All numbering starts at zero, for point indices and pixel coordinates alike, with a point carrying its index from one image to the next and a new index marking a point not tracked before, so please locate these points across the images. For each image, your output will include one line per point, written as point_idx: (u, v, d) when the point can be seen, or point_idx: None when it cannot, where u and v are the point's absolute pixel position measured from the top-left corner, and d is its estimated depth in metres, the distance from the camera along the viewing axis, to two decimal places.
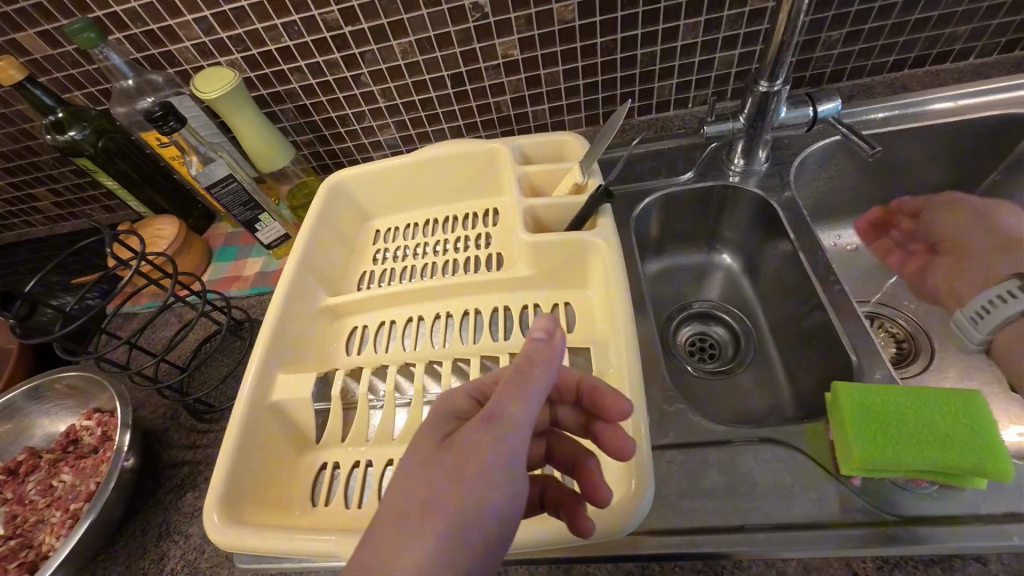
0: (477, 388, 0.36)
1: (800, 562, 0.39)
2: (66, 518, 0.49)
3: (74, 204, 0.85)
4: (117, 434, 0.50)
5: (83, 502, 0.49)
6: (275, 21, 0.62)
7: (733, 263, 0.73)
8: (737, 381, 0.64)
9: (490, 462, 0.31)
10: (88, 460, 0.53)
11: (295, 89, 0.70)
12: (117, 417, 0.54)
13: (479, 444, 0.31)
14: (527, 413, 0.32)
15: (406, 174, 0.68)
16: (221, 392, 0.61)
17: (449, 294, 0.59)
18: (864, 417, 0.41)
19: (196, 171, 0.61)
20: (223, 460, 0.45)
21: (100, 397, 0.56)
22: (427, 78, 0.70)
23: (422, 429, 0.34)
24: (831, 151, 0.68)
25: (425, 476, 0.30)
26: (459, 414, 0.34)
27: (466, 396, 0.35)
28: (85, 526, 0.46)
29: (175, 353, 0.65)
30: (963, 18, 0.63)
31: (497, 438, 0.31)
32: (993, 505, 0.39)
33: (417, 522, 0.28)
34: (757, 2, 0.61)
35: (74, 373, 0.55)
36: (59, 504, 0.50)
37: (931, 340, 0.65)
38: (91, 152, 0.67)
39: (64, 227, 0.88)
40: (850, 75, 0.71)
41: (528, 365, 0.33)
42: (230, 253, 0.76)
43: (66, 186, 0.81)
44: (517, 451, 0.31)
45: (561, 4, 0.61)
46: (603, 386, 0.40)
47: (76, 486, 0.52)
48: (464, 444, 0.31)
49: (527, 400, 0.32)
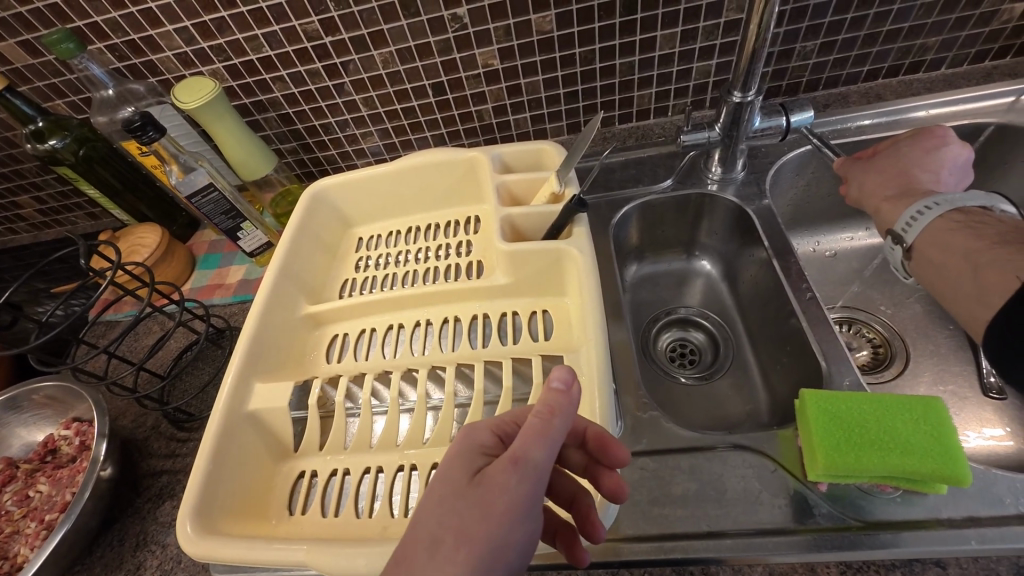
0: (498, 423, 0.36)
1: (765, 567, 0.39)
2: (41, 529, 0.49)
3: (58, 212, 0.85)
4: (94, 444, 0.50)
5: (58, 514, 0.49)
6: (256, 31, 0.62)
7: (713, 269, 0.73)
8: (715, 387, 0.65)
9: (516, 506, 0.31)
10: (65, 470, 0.53)
11: (278, 98, 0.71)
12: (94, 426, 0.54)
13: (504, 488, 0.31)
14: (550, 458, 0.33)
15: (388, 183, 0.68)
16: (201, 401, 0.61)
17: (428, 302, 0.60)
18: (828, 422, 0.42)
19: (177, 180, 0.61)
20: (198, 472, 0.45)
21: (79, 406, 0.56)
22: (408, 87, 0.70)
23: (448, 462, 0.34)
24: (806, 159, 0.69)
25: (454, 514, 0.31)
26: (483, 450, 0.35)
27: (488, 431, 0.35)
28: (59, 536, 0.46)
29: (155, 362, 0.65)
30: (934, 30, 0.65)
31: (521, 482, 0.32)
32: (954, 510, 0.40)
33: (447, 555, 0.30)
34: (732, 13, 0.62)
35: (52, 384, 0.55)
36: (35, 515, 0.50)
37: (906, 346, 0.65)
38: (72, 161, 0.67)
39: (48, 235, 0.88)
40: (825, 85, 0.72)
41: (550, 413, 0.33)
42: (213, 261, 0.76)
43: (49, 194, 0.81)
44: (539, 493, 0.32)
45: (538, 16, 0.62)
46: (610, 435, 0.39)
47: (53, 497, 0.52)
48: (488, 487, 0.31)
49: (548, 449, 0.32)
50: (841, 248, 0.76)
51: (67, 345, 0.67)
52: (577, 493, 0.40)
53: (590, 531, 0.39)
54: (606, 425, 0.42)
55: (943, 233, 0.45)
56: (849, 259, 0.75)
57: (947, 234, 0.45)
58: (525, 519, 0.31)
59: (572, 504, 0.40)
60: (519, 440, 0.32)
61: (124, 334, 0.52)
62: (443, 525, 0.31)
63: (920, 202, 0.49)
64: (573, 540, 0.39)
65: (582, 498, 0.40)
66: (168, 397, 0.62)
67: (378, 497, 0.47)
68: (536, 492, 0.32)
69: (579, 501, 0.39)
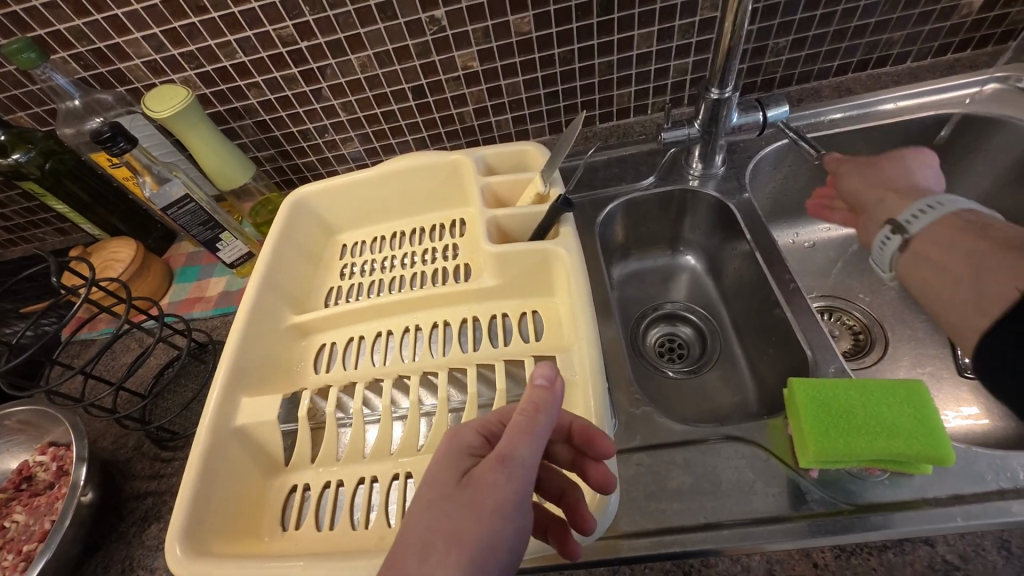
0: (484, 423, 0.36)
1: (763, 556, 0.40)
2: (19, 561, 0.47)
3: (24, 229, 0.82)
4: (72, 469, 0.48)
5: (37, 545, 0.47)
6: (228, 37, 0.61)
7: (697, 264, 0.74)
8: (704, 380, 0.66)
9: (506, 504, 0.31)
10: (43, 497, 0.51)
11: (253, 105, 0.69)
12: (72, 450, 0.52)
13: (493, 486, 0.31)
14: (536, 455, 0.33)
15: (370, 188, 0.67)
16: (185, 418, 0.59)
17: (417, 307, 0.59)
18: (816, 409, 0.43)
19: (151, 192, 0.60)
20: (186, 492, 0.44)
21: (55, 431, 0.54)
22: (387, 91, 0.70)
23: (436, 466, 0.34)
24: (783, 153, 0.70)
25: (443, 517, 0.31)
26: (471, 451, 0.35)
27: (474, 432, 0.35)
28: (39, 567, 0.44)
29: (134, 380, 0.63)
30: (899, 25, 0.67)
31: (509, 480, 0.32)
32: (939, 489, 0.41)
33: (439, 558, 0.29)
34: (707, 12, 0.63)
35: (25, 408, 0.53)
36: (12, 546, 0.48)
37: (885, 332, 0.67)
38: (37, 175, 0.64)
39: (13, 253, 0.84)
40: (798, 80, 0.74)
41: (535, 410, 0.33)
42: (192, 274, 0.74)
43: (13, 210, 0.78)
44: (528, 491, 0.32)
45: (517, 17, 0.62)
46: (595, 428, 0.39)
47: (31, 527, 0.50)
48: (478, 485, 0.31)
49: (535, 445, 0.33)
50: (818, 239, 0.77)
51: (40, 367, 0.65)
52: (566, 488, 0.40)
53: (580, 523, 0.38)
54: (602, 423, 0.42)
55: (947, 229, 0.50)
56: (827, 249, 0.77)
57: (948, 232, 0.50)
58: (515, 518, 0.31)
59: (561, 497, 0.40)
60: (504, 440, 0.33)
61: (100, 354, 0.50)
62: (434, 530, 0.30)
63: (925, 202, 0.54)
64: (565, 535, 0.38)
65: (571, 492, 0.40)
66: (149, 416, 0.60)
67: (373, 507, 0.46)
68: (526, 489, 0.32)
69: (569, 494, 0.40)
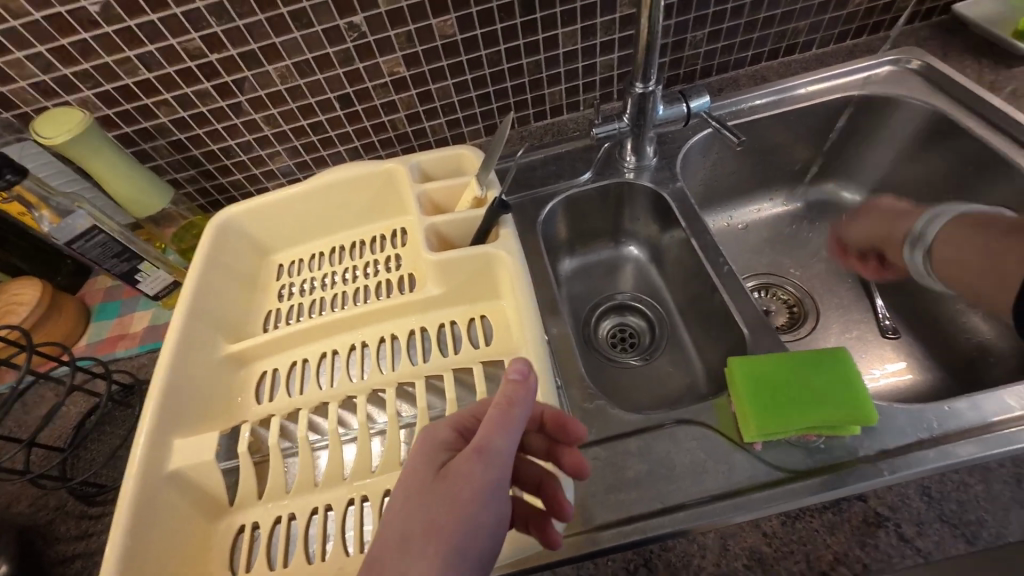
0: (459, 419, 0.37)
1: (717, 533, 0.41)
2: None
3: None
4: None
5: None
6: (127, 53, 0.57)
7: (640, 254, 0.76)
8: (656, 366, 0.67)
9: (482, 491, 0.33)
10: None
11: (165, 124, 0.64)
12: None
13: (469, 477, 0.33)
14: (512, 445, 0.34)
15: (303, 204, 0.65)
16: (112, 469, 0.55)
17: (362, 324, 0.57)
18: (755, 386, 0.45)
19: (51, 226, 0.55)
20: (113, 549, 0.40)
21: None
22: (312, 101, 0.67)
23: (414, 461, 0.35)
24: (709, 141, 0.73)
25: (425, 508, 0.32)
26: (448, 445, 0.36)
27: (450, 428, 0.37)
28: None
29: (51, 434, 0.58)
30: (801, 15, 0.71)
31: (485, 469, 0.33)
32: (869, 447, 0.44)
33: (419, 549, 0.31)
34: (625, 8, 0.65)
35: None
36: None
37: (816, 303, 0.72)
38: None
39: None
40: (717, 71, 0.77)
41: (509, 404, 0.34)
42: (112, 310, 0.68)
43: None
44: (504, 478, 0.34)
45: (439, 20, 0.61)
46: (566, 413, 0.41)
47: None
48: (456, 477, 0.33)
49: (510, 436, 0.34)
50: (751, 221, 0.81)
51: None
52: (544, 476, 0.41)
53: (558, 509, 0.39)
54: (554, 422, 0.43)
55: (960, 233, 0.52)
56: (759, 229, 0.81)
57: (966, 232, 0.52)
58: (492, 501, 0.33)
59: (539, 488, 0.41)
60: (480, 432, 0.34)
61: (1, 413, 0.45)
62: (415, 522, 0.32)
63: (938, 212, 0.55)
64: (544, 525, 0.39)
65: (548, 481, 0.41)
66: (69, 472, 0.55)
67: (328, 538, 0.45)
68: (503, 477, 0.34)
69: (546, 484, 0.40)
